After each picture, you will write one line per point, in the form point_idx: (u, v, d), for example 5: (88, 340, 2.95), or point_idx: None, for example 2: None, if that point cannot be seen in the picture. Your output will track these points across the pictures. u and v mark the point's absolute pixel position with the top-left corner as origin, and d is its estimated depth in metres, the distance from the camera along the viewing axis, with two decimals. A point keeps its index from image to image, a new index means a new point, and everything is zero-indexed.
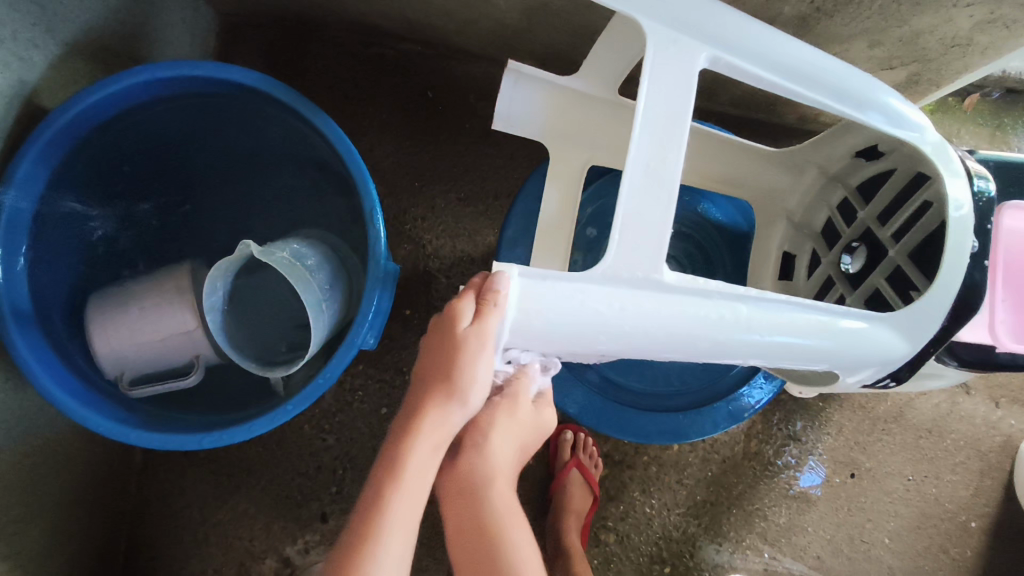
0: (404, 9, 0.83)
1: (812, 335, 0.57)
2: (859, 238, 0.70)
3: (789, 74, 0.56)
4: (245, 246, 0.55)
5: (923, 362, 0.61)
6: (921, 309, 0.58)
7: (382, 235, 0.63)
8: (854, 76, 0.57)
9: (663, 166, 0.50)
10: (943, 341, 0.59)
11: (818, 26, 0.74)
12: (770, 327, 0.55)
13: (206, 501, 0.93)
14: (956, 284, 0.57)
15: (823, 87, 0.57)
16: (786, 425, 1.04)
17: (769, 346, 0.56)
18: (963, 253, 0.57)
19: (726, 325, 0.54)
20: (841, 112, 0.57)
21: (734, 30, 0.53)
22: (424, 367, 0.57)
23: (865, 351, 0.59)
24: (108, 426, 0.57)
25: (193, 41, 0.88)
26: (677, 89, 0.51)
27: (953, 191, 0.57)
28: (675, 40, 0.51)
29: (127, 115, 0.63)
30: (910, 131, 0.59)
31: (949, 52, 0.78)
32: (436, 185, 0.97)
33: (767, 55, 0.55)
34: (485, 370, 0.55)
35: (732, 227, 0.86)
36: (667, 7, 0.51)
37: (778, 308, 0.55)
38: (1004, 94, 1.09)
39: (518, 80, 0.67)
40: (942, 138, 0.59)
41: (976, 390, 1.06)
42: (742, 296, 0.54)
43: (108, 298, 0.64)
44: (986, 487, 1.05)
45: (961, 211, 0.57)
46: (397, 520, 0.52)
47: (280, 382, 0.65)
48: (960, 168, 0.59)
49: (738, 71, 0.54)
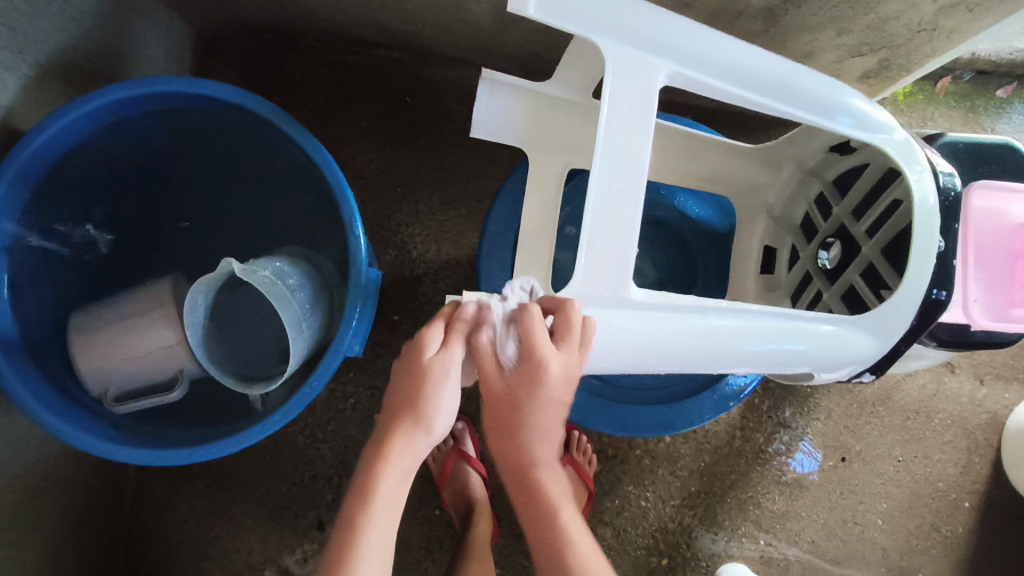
0: (378, 15, 0.84)
1: (783, 338, 0.58)
2: (835, 234, 0.70)
3: (750, 82, 0.56)
4: (227, 264, 0.55)
5: (899, 355, 0.61)
6: (891, 311, 0.59)
7: (362, 243, 0.63)
8: (816, 81, 0.58)
9: (629, 185, 0.51)
10: (914, 338, 0.60)
11: (787, 16, 0.76)
12: (745, 335, 0.56)
13: (201, 515, 0.93)
14: (925, 284, 0.58)
15: (786, 93, 0.57)
16: (775, 412, 1.05)
17: (744, 355, 0.57)
18: (928, 252, 0.57)
19: (701, 334, 0.55)
20: (805, 116, 0.58)
21: (696, 43, 0.54)
22: (391, 398, 0.55)
23: (840, 352, 0.59)
24: (93, 444, 0.57)
25: (169, 56, 0.88)
26: (638, 106, 0.51)
27: (919, 183, 0.58)
28: (636, 58, 0.52)
29: (104, 135, 0.63)
30: (875, 130, 0.59)
31: (915, 37, 0.80)
32: (419, 190, 0.98)
33: (729, 67, 0.55)
34: (449, 399, 0.54)
35: (710, 223, 0.87)
36: (626, 25, 0.52)
37: (750, 318, 0.57)
38: (976, 76, 1.11)
39: (493, 90, 0.66)
40: (908, 136, 0.60)
41: (961, 368, 1.07)
42: (721, 310, 0.56)
43: (90, 315, 0.64)
44: (975, 465, 1.06)
45: (928, 203, 0.58)
46: (369, 553, 0.51)
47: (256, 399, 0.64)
48: (926, 163, 0.59)
49: (700, 84, 0.55)
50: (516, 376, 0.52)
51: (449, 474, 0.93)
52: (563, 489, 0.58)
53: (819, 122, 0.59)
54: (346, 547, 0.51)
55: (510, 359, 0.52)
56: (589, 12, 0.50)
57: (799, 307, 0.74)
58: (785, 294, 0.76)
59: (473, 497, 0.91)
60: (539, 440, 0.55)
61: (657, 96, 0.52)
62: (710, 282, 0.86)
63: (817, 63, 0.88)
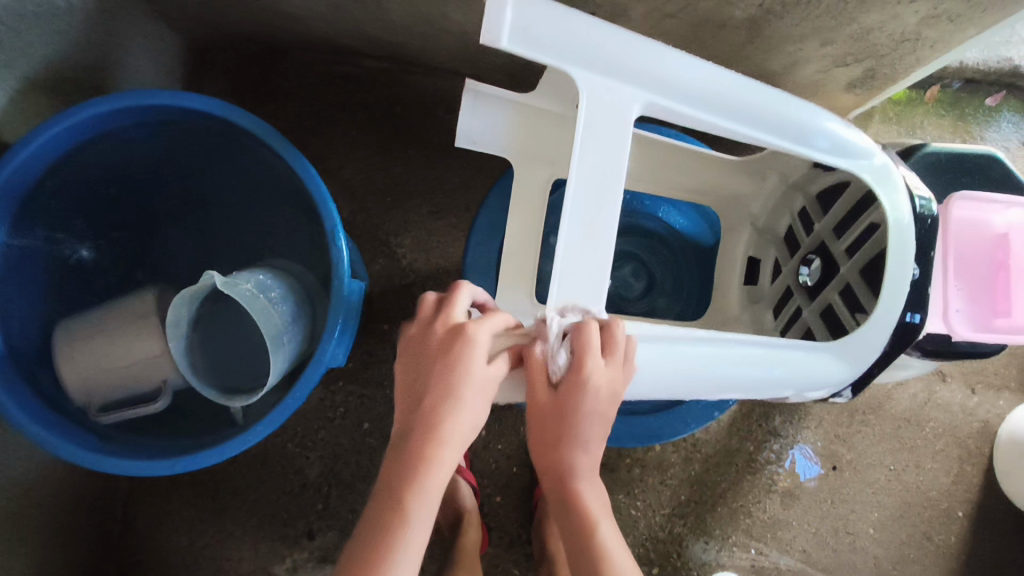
0: (367, 26, 0.84)
1: (761, 365, 0.59)
2: (815, 250, 0.71)
3: (726, 109, 0.57)
4: (209, 276, 0.56)
5: (870, 380, 0.62)
6: (865, 335, 0.59)
7: (345, 254, 0.63)
8: (793, 107, 0.59)
9: (599, 216, 0.52)
10: (885, 363, 0.61)
11: (771, 27, 0.76)
12: (720, 363, 0.57)
13: (191, 525, 0.93)
14: (899, 305, 0.58)
15: (761, 118, 0.58)
16: (765, 420, 1.05)
17: (725, 380, 0.58)
18: (903, 279, 0.58)
19: (673, 360, 0.56)
20: (780, 142, 0.59)
21: (668, 70, 0.55)
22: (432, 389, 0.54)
23: (819, 369, 0.60)
24: (78, 455, 0.57)
25: (160, 67, 0.89)
26: (612, 136, 0.52)
27: (893, 206, 0.58)
28: (609, 87, 0.53)
29: (93, 149, 0.64)
30: (853, 152, 0.60)
31: (899, 47, 0.80)
32: (408, 200, 0.99)
33: (701, 95, 0.56)
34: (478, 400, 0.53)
35: (697, 236, 0.88)
36: (598, 54, 0.52)
37: (728, 346, 0.57)
38: (964, 84, 1.12)
39: (476, 100, 0.66)
40: (886, 157, 0.61)
41: (952, 377, 1.07)
42: (701, 339, 0.57)
43: (75, 326, 0.64)
44: (967, 473, 1.06)
45: (902, 222, 0.58)
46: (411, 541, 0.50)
47: (237, 411, 0.65)
48: (901, 184, 0.60)
49: (674, 112, 0.56)
50: (566, 388, 0.53)
51: None
52: (603, 500, 0.59)
53: (796, 147, 0.59)
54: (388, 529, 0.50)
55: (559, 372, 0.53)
56: (564, 41, 0.51)
57: (780, 319, 0.74)
58: (767, 305, 0.76)
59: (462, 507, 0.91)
60: (586, 451, 0.56)
61: (629, 126, 0.53)
62: (693, 290, 0.87)
63: (802, 73, 0.88)
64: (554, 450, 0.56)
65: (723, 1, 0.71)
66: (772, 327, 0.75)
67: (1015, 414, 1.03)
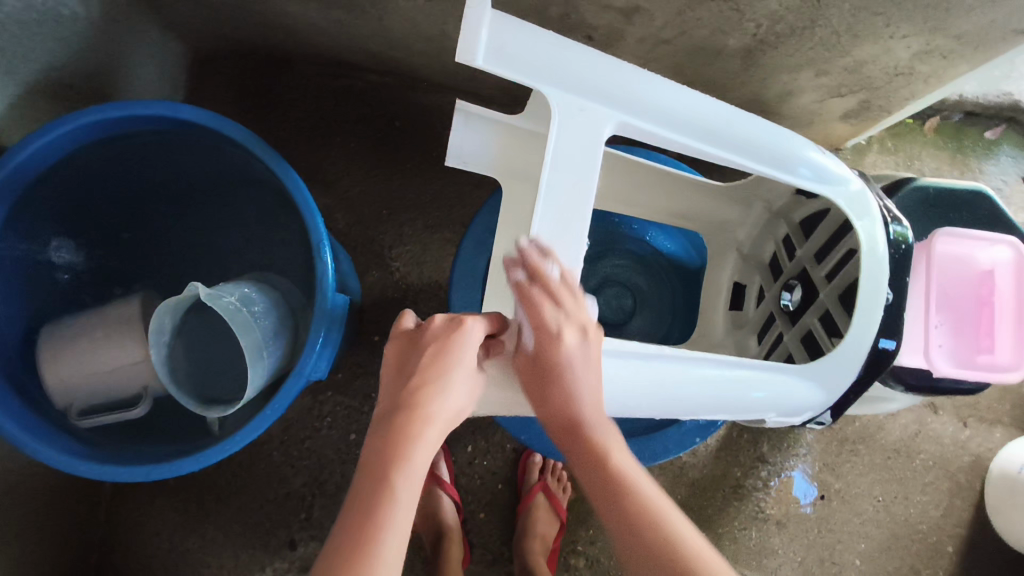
0: (368, 42, 0.86)
1: (736, 385, 0.59)
2: (796, 276, 0.71)
3: (700, 132, 0.58)
4: (194, 288, 0.57)
5: (848, 405, 0.63)
6: (835, 360, 0.60)
7: (330, 269, 0.63)
8: (770, 134, 0.60)
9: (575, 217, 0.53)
10: (864, 386, 0.61)
11: (765, 56, 0.76)
12: (689, 382, 0.58)
13: (174, 529, 0.93)
14: (872, 330, 0.59)
15: (738, 144, 0.59)
16: (754, 445, 1.04)
17: (694, 401, 0.59)
18: (875, 309, 0.59)
19: (643, 379, 0.56)
20: (758, 168, 0.60)
21: (643, 93, 0.55)
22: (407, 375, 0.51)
23: (789, 398, 0.61)
24: (55, 458, 0.57)
25: (164, 74, 0.90)
26: (581, 156, 0.53)
27: (870, 236, 0.60)
28: (582, 107, 0.54)
29: (91, 154, 0.65)
30: (829, 181, 0.61)
31: (893, 80, 0.80)
32: (404, 213, 0.99)
33: (678, 118, 0.57)
34: (459, 399, 0.51)
35: (684, 259, 0.88)
36: (572, 75, 0.53)
37: (696, 366, 0.58)
38: (964, 117, 1.12)
39: (468, 121, 0.67)
40: (862, 186, 0.62)
41: (944, 410, 1.06)
42: (667, 358, 0.57)
43: (61, 331, 0.65)
44: (957, 507, 1.05)
45: (877, 251, 0.59)
46: (394, 528, 0.45)
47: (214, 422, 0.65)
48: (877, 213, 0.61)
49: (647, 134, 0.57)
50: (539, 347, 0.52)
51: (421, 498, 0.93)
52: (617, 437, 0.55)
53: (774, 174, 0.61)
54: (366, 520, 0.44)
55: (529, 342, 0.53)
56: (538, 63, 0.52)
57: (763, 344, 0.74)
58: (751, 330, 0.76)
59: (444, 522, 0.92)
60: (584, 398, 0.53)
61: (599, 148, 0.53)
62: (677, 314, 0.88)
63: (798, 102, 0.89)
64: (549, 408, 0.54)
65: (717, 30, 0.71)
66: (756, 352, 0.75)
67: (1007, 449, 1.02)
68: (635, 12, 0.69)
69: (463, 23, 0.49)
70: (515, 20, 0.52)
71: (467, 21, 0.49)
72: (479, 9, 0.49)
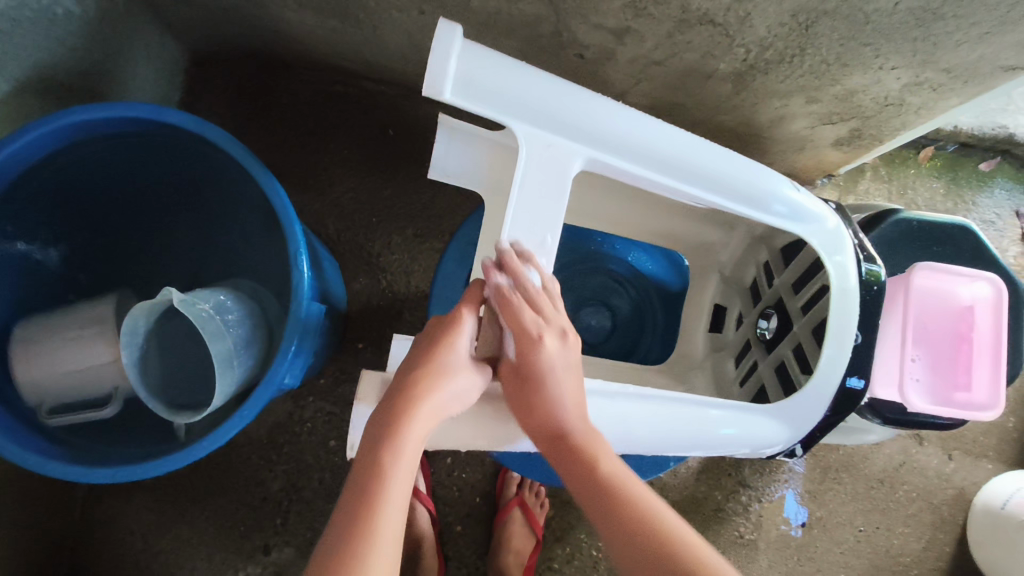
0: (363, 50, 0.86)
1: (703, 425, 0.59)
2: (773, 305, 0.71)
3: (673, 168, 0.58)
4: (169, 293, 0.57)
5: (820, 438, 0.63)
6: (808, 394, 0.60)
7: (307, 277, 0.62)
8: (744, 167, 0.60)
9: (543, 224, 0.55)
10: (831, 425, 0.61)
11: (756, 81, 0.76)
12: (654, 419, 0.57)
13: (148, 529, 0.93)
14: (841, 366, 0.59)
15: (712, 182, 0.60)
16: (736, 470, 1.03)
17: (664, 438, 0.58)
18: (844, 347, 0.59)
19: (602, 419, 0.56)
20: (733, 205, 0.61)
21: (615, 129, 0.56)
22: (405, 364, 0.52)
23: (760, 430, 0.60)
24: (21, 455, 0.57)
25: (160, 74, 0.90)
26: (549, 187, 0.55)
27: (841, 274, 0.60)
28: (550, 142, 0.55)
29: (76, 152, 0.65)
30: (805, 218, 0.62)
31: (884, 110, 0.80)
32: (393, 221, 0.99)
33: (650, 153, 0.58)
34: (458, 387, 0.52)
35: (663, 280, 0.88)
36: (543, 111, 0.54)
37: (660, 404, 0.58)
38: (959, 147, 1.12)
39: (450, 134, 0.67)
40: (838, 224, 0.62)
41: (929, 441, 1.05)
42: (637, 400, 0.57)
43: (35, 329, 0.65)
44: (938, 541, 1.04)
45: (848, 289, 0.60)
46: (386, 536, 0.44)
47: (181, 428, 0.66)
48: (851, 250, 0.61)
49: (617, 168, 0.58)
50: (521, 358, 0.53)
51: None
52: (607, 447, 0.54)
53: (748, 209, 0.61)
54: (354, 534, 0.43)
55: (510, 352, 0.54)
56: (507, 95, 0.53)
57: (739, 369, 0.74)
58: (730, 353, 0.76)
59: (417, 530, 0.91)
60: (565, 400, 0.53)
61: (566, 182, 0.55)
62: (656, 341, 0.87)
63: (790, 128, 0.88)
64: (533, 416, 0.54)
65: (707, 54, 0.71)
66: (732, 377, 0.74)
67: (991, 484, 1.01)
68: (626, 33, 0.69)
69: (432, 55, 0.50)
70: (488, 53, 0.53)
71: (435, 55, 0.50)
72: (447, 42, 0.50)
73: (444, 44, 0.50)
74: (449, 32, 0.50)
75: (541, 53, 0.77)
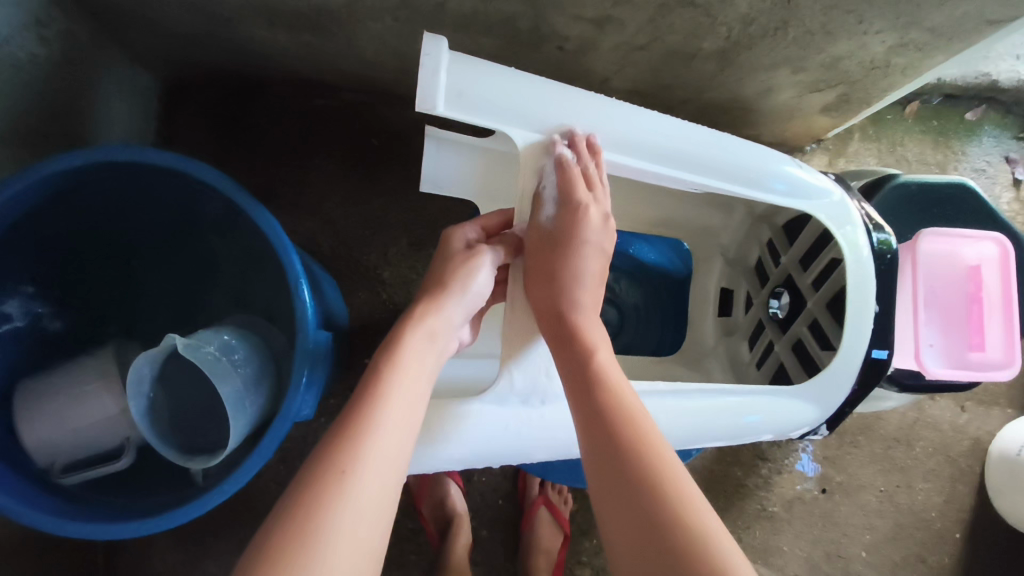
0: (339, 62, 0.84)
1: (732, 414, 0.59)
2: (783, 283, 0.71)
3: (672, 158, 0.58)
4: (171, 339, 0.56)
5: (844, 416, 0.63)
6: (828, 375, 0.60)
7: (310, 305, 0.61)
8: (741, 151, 0.60)
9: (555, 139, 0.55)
10: (855, 401, 0.61)
11: (740, 57, 0.75)
12: (681, 414, 0.57)
13: (174, 569, 0.92)
14: (864, 338, 0.59)
15: (715, 168, 0.59)
16: (753, 444, 1.03)
17: (694, 431, 0.58)
18: (864, 321, 0.59)
19: None
20: (736, 189, 0.60)
21: (611, 126, 0.56)
22: (431, 276, 0.61)
23: (785, 415, 0.60)
24: (39, 520, 0.55)
25: (133, 107, 0.87)
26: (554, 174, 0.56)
27: (852, 244, 0.60)
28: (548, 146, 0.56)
29: (58, 204, 0.62)
30: (808, 195, 0.61)
31: (871, 73, 0.79)
32: (386, 233, 0.98)
33: (649, 146, 0.57)
34: (460, 311, 0.58)
35: (665, 268, 0.84)
36: (536, 113, 0.54)
37: (689, 398, 0.57)
38: (943, 100, 1.11)
39: (439, 146, 0.65)
40: (842, 196, 0.62)
41: (941, 396, 1.06)
42: (663, 393, 0.57)
43: (35, 388, 0.63)
44: (959, 492, 1.05)
45: (861, 259, 0.59)
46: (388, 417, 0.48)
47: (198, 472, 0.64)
48: (859, 220, 0.61)
49: (617, 164, 0.58)
50: (560, 223, 0.56)
51: (429, 488, 0.93)
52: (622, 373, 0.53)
53: (749, 192, 0.61)
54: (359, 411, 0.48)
55: (549, 218, 0.56)
56: (500, 101, 0.52)
57: (755, 352, 0.74)
58: (743, 336, 0.77)
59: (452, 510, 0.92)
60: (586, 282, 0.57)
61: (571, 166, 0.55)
62: (666, 334, 0.83)
63: (777, 99, 0.87)
64: (557, 285, 0.56)
65: (691, 35, 0.70)
66: (748, 359, 0.75)
67: (1004, 431, 1.02)
68: (607, 21, 0.68)
69: (420, 70, 0.49)
70: (474, 61, 0.52)
71: (425, 70, 0.49)
72: (435, 56, 0.49)
73: (431, 59, 0.50)
74: (436, 44, 0.49)
75: (522, 49, 0.75)
